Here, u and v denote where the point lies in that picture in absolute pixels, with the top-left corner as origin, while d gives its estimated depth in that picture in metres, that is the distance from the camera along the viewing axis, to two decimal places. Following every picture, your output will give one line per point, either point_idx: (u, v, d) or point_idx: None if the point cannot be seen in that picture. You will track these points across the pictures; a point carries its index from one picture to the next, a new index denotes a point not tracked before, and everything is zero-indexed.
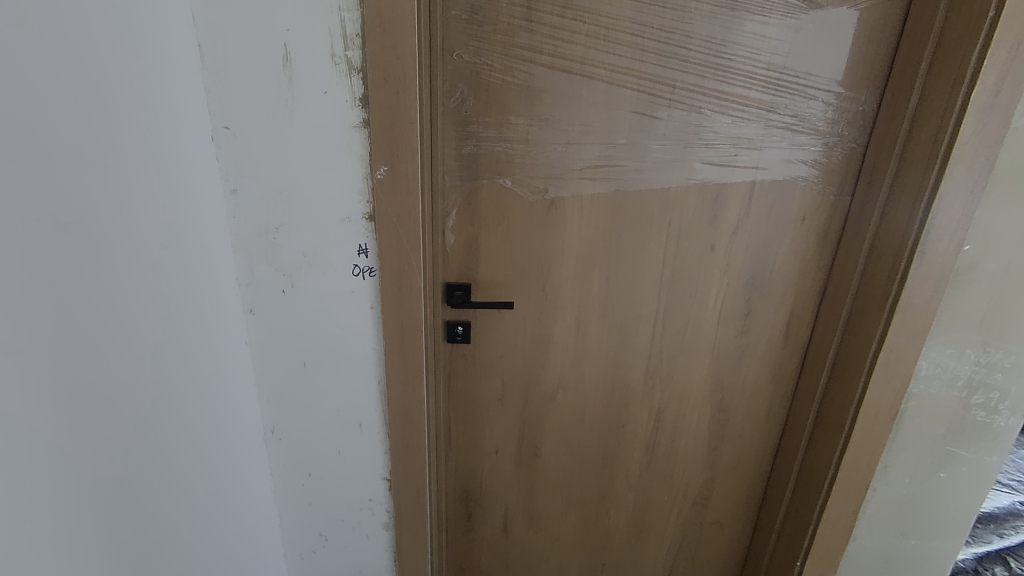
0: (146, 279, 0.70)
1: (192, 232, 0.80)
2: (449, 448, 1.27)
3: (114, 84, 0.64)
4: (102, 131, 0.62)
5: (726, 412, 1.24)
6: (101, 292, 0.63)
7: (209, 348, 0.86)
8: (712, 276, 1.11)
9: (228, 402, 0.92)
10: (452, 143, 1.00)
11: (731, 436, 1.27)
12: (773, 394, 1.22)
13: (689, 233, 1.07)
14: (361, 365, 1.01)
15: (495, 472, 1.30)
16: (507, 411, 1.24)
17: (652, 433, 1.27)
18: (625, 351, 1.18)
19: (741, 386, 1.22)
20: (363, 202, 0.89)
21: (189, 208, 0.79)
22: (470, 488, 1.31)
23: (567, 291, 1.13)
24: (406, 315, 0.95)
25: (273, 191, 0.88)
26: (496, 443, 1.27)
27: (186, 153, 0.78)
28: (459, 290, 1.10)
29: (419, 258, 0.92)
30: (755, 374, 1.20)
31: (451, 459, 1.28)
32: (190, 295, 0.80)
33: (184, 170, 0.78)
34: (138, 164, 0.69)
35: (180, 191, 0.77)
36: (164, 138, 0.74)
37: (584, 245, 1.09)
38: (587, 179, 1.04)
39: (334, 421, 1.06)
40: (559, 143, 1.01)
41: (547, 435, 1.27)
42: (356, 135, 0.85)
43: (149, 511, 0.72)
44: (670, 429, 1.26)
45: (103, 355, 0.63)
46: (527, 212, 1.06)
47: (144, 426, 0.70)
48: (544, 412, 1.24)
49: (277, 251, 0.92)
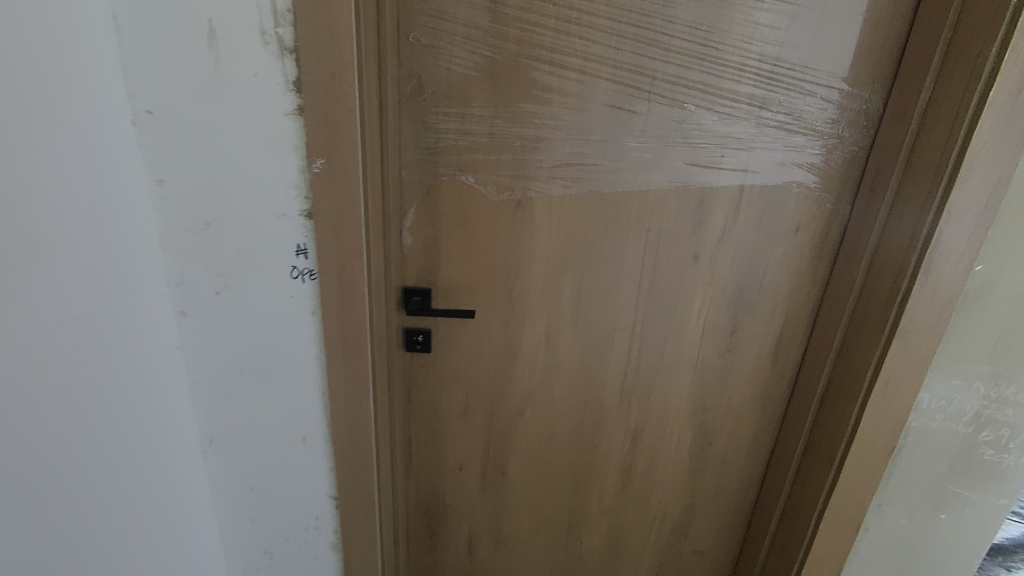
0: (81, 265, 0.65)
1: (125, 217, 0.74)
2: (410, 463, 1.19)
3: (50, 48, 0.58)
4: (30, 99, 0.56)
5: (708, 437, 1.14)
6: (32, 273, 0.57)
7: (144, 343, 0.80)
8: (696, 290, 1.01)
9: (155, 413, 0.83)
10: (408, 135, 0.91)
11: (714, 462, 1.17)
12: (759, 419, 1.12)
13: (671, 242, 0.98)
14: (304, 374, 0.93)
15: (458, 490, 1.22)
16: (472, 426, 1.16)
17: (628, 455, 1.17)
18: (599, 367, 1.09)
19: (726, 409, 1.12)
20: (300, 198, 0.81)
21: (121, 192, 0.73)
22: (432, 505, 1.23)
23: (535, 301, 1.04)
24: (351, 323, 0.87)
25: (201, 183, 0.79)
26: (460, 459, 1.19)
27: (111, 139, 0.70)
28: (417, 295, 1.02)
29: (363, 262, 0.84)
30: (741, 398, 1.10)
31: (412, 473, 1.20)
32: (123, 285, 0.74)
33: (111, 150, 0.70)
34: (71, 138, 0.62)
35: (112, 173, 0.71)
36: (97, 114, 0.67)
37: (554, 250, 0.99)
38: (557, 179, 0.94)
39: (277, 432, 0.98)
40: (527, 139, 0.92)
41: (514, 454, 1.18)
42: (291, 125, 0.77)
43: (84, 513, 0.66)
44: (647, 451, 1.17)
45: (35, 343, 0.58)
46: (492, 213, 0.97)
47: (75, 422, 0.65)
48: (511, 430, 1.16)
49: (209, 249, 0.83)
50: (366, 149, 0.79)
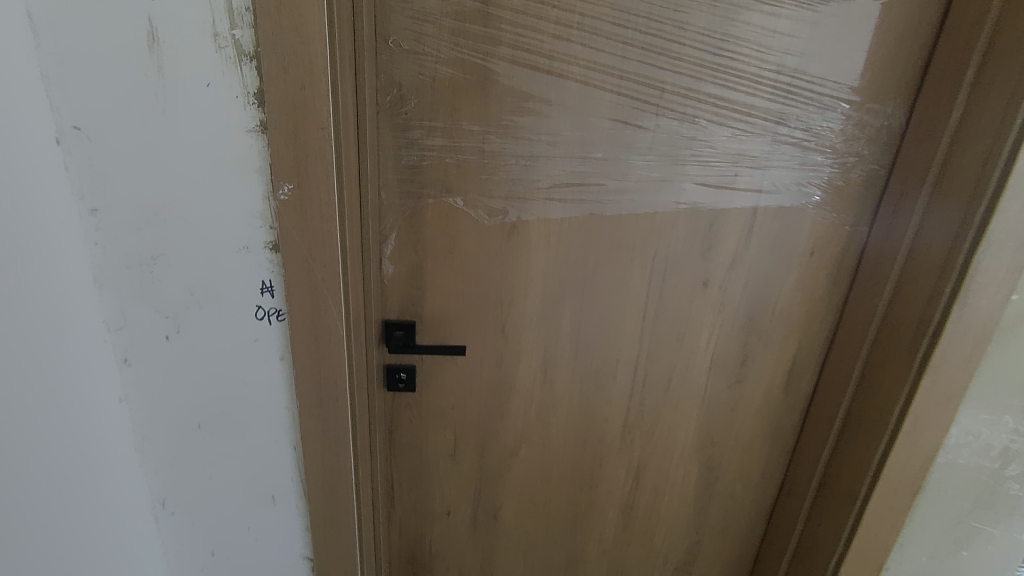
0: None
1: (47, 243, 0.61)
2: (392, 509, 1.08)
3: None
4: None
5: (715, 471, 1.07)
6: None
7: (71, 394, 0.67)
8: (704, 318, 0.94)
9: (91, 484, 0.71)
10: (388, 152, 0.81)
11: (720, 497, 1.10)
12: (768, 450, 1.05)
13: (679, 268, 0.90)
14: (271, 425, 0.81)
15: (446, 537, 1.11)
16: (461, 468, 1.05)
17: (630, 493, 1.09)
18: (600, 402, 1.00)
19: (733, 442, 1.05)
20: (264, 228, 0.69)
21: (41, 214, 0.59)
22: (418, 553, 1.13)
23: (531, 334, 0.94)
24: (326, 370, 0.76)
25: (144, 212, 0.67)
26: (448, 503, 1.09)
27: (33, 161, 0.58)
28: (399, 329, 0.91)
29: (339, 301, 0.72)
30: (750, 429, 1.03)
31: (395, 520, 1.09)
32: (43, 326, 0.61)
33: (28, 163, 0.57)
34: None
35: (29, 192, 0.57)
36: (9, 119, 0.54)
37: (552, 278, 0.90)
38: (556, 201, 0.85)
39: (240, 491, 0.86)
40: (523, 157, 0.82)
41: (507, 496, 1.08)
42: (253, 143, 0.65)
43: None
44: (650, 488, 1.09)
45: None
46: (483, 239, 0.87)
47: None
48: (504, 471, 1.06)
49: (156, 289, 0.71)
50: (344, 171, 0.67)
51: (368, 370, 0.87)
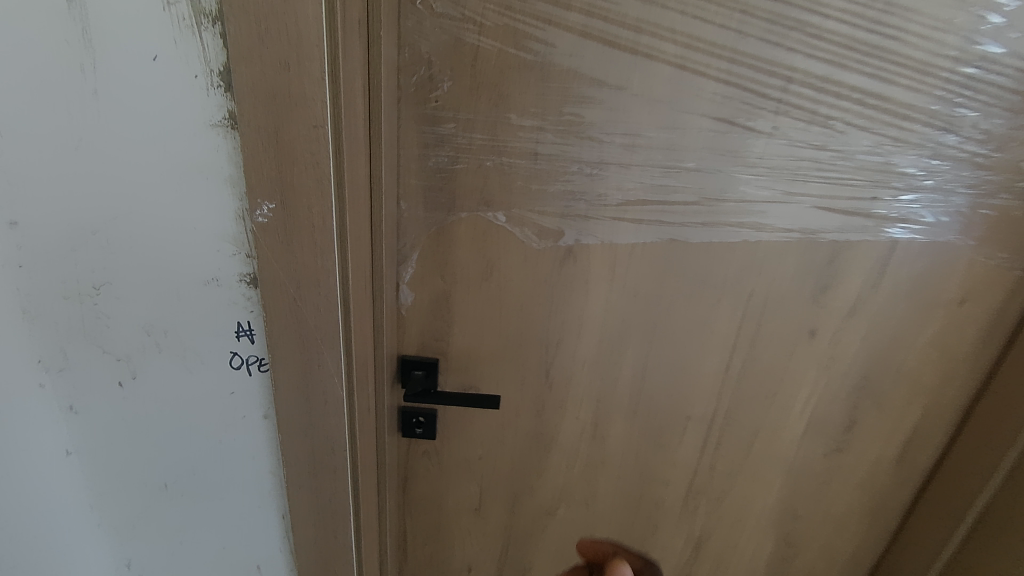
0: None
1: None
2: (404, 563, 0.93)
3: None
4: None
5: (796, 548, 0.89)
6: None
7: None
8: (805, 373, 0.74)
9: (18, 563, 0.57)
10: (413, 150, 0.62)
11: (795, 572, 0.93)
12: (860, 529, 0.87)
13: (779, 313, 0.70)
14: (252, 493, 0.65)
15: None
16: (486, 524, 0.89)
17: (689, 563, 0.92)
18: (659, 461, 0.82)
19: (821, 516, 0.86)
20: (238, 256, 0.50)
21: None
22: None
23: (580, 381, 0.76)
24: (319, 439, 0.58)
25: (81, 229, 0.50)
26: (469, 560, 0.93)
27: None
28: (419, 369, 0.73)
29: (338, 356, 0.54)
30: (846, 504, 0.84)
31: (408, 574, 0.94)
32: None
33: None
34: None
35: None
36: None
37: (612, 317, 0.71)
38: (627, 223, 0.65)
39: (219, 558, 0.70)
40: (590, 163, 0.62)
41: (539, 559, 0.92)
42: (218, 140, 0.46)
43: None
44: (713, 560, 0.92)
45: None
46: (528, 266, 0.68)
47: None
48: (538, 531, 0.89)
49: (102, 325, 0.54)
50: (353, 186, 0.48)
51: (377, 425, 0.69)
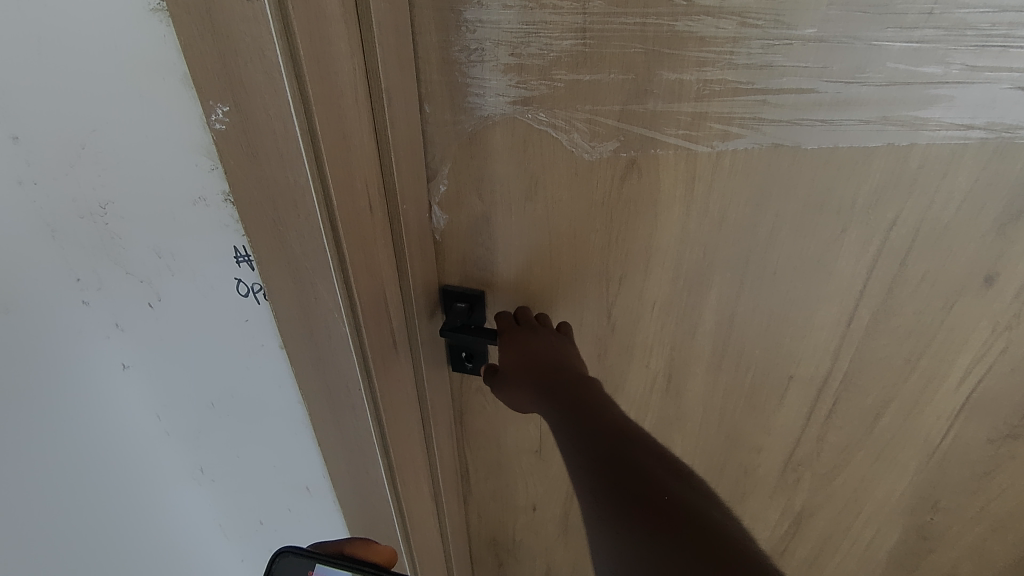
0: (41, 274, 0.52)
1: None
2: (467, 496, 0.91)
3: None
4: None
5: (937, 528, 0.76)
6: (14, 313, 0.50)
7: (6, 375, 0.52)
8: (971, 339, 0.57)
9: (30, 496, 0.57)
10: (428, 36, 0.48)
11: (937, 553, 0.80)
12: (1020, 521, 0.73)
13: (947, 262, 0.53)
14: (288, 417, 0.64)
15: (532, 529, 0.94)
16: (549, 467, 0.83)
17: (793, 529, 0.82)
18: (753, 423, 0.69)
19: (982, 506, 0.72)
20: (216, 171, 0.46)
21: None
22: (501, 537, 0.97)
23: (650, 326, 0.63)
24: (332, 375, 0.54)
25: (71, 143, 0.46)
26: (533, 499, 0.88)
27: None
28: (461, 301, 0.63)
29: (335, 291, 0.47)
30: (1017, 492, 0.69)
31: (471, 505, 0.92)
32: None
33: None
34: None
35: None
36: None
37: (691, 250, 0.56)
38: (713, 125, 0.48)
39: (272, 477, 0.72)
40: (659, 39, 0.45)
41: None
42: (162, 30, 0.40)
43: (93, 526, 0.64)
44: (823, 530, 0.81)
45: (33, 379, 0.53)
46: (581, 183, 0.54)
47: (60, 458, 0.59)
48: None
49: (119, 246, 0.52)
50: (346, 86, 0.40)
51: (414, 367, 0.61)
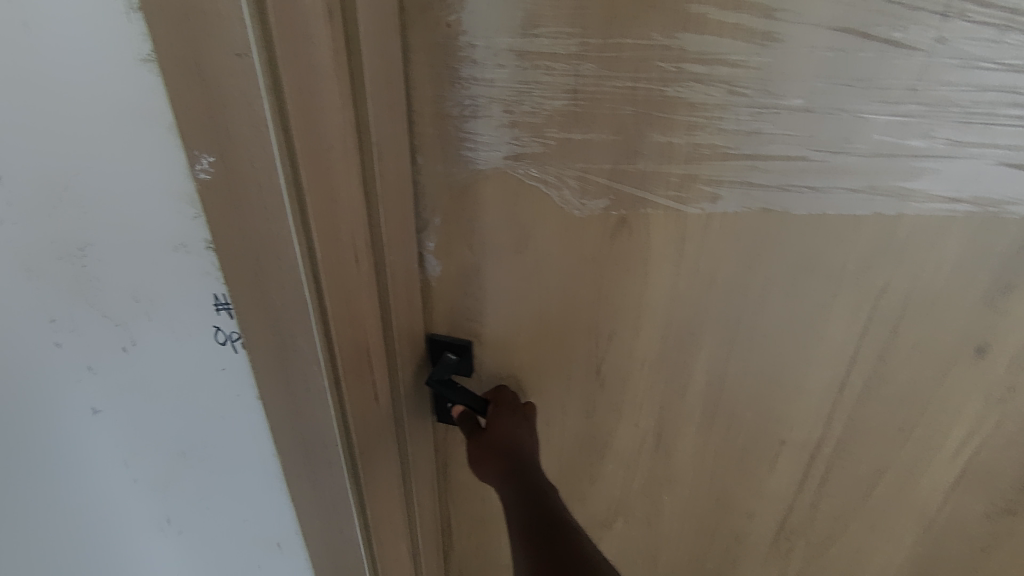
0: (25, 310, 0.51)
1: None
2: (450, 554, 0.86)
3: None
4: None
5: None
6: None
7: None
8: (965, 411, 0.57)
9: None
10: (420, 89, 0.48)
11: None
12: None
13: (938, 332, 0.52)
14: (261, 469, 0.61)
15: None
16: None
17: None
18: (743, 488, 0.67)
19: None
20: (198, 219, 0.46)
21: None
22: None
23: (639, 385, 0.61)
24: (308, 429, 0.52)
25: (52, 183, 0.45)
26: None
27: None
28: (450, 352, 0.61)
29: (314, 342, 0.45)
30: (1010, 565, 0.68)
31: (453, 562, 0.88)
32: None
33: None
34: None
35: None
36: None
37: (681, 309, 0.55)
38: (702, 188, 0.48)
39: (240, 532, 0.68)
40: (649, 102, 0.45)
41: None
42: (150, 80, 0.40)
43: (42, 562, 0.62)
44: None
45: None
46: (570, 239, 0.53)
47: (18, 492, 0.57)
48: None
49: (96, 288, 0.50)
50: (335, 142, 0.39)
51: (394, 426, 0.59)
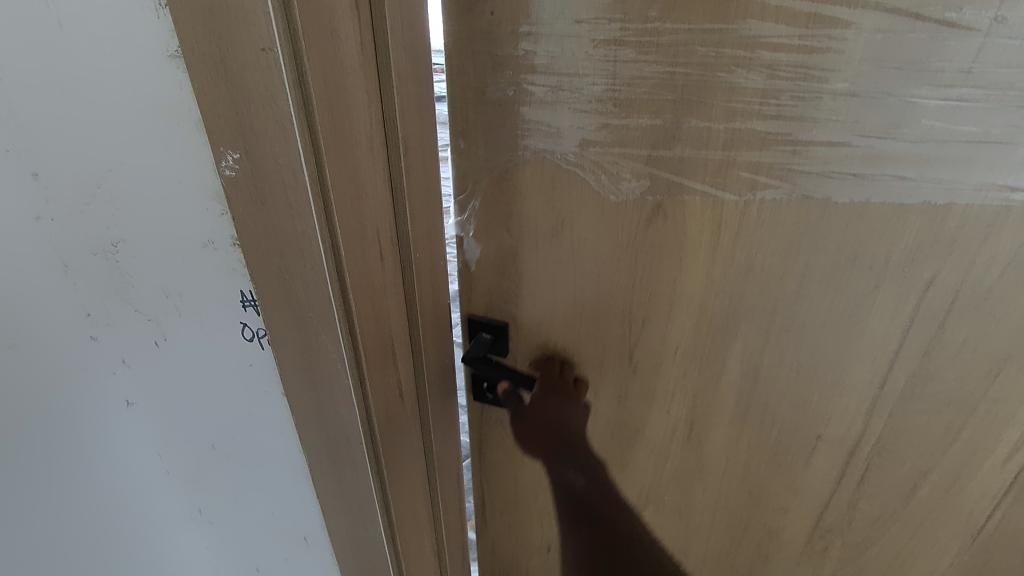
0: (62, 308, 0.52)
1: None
2: (483, 530, 0.86)
3: None
4: None
5: None
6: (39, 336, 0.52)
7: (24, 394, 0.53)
8: (1019, 415, 0.54)
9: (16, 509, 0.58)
10: (462, 75, 0.49)
11: None
12: None
13: (988, 328, 0.49)
14: (289, 464, 0.62)
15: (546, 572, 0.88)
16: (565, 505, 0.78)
17: None
18: (778, 485, 0.65)
19: None
20: (225, 216, 0.45)
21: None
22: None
23: (669, 377, 0.60)
24: (332, 424, 0.52)
25: (86, 179, 0.45)
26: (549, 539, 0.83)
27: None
28: (486, 332, 0.61)
29: (338, 341, 0.45)
30: None
31: (488, 540, 0.87)
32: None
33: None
34: None
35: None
36: None
37: (716, 301, 0.54)
38: (740, 176, 0.47)
39: (268, 524, 0.69)
40: (688, 88, 0.44)
41: None
42: (177, 76, 0.40)
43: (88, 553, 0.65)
44: None
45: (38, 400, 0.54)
46: (607, 226, 0.52)
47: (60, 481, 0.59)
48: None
49: (128, 283, 0.51)
50: (359, 135, 0.39)
51: (420, 423, 0.59)
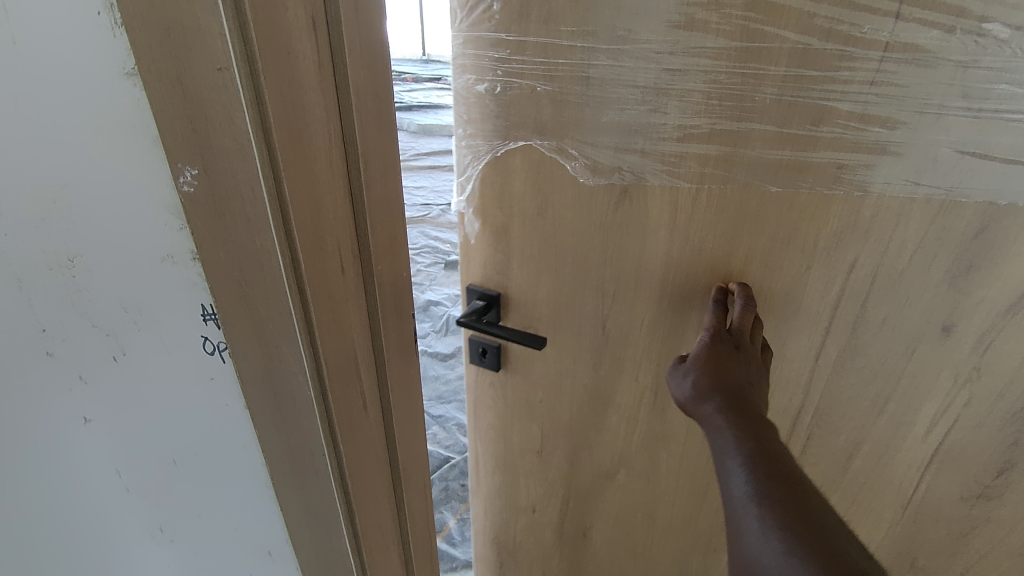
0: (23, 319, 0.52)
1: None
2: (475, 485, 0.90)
3: None
4: None
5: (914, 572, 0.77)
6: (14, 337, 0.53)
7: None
8: (935, 388, 0.60)
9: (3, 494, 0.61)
10: (466, 76, 0.58)
11: None
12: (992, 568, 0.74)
13: (906, 309, 0.56)
14: (252, 476, 0.62)
15: (530, 535, 0.92)
16: (547, 470, 0.82)
17: None
18: None
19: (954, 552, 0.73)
20: (184, 231, 0.46)
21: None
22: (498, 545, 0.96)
23: (636, 348, 0.66)
24: (295, 435, 0.52)
25: (43, 196, 0.46)
26: (532, 500, 0.87)
27: None
28: (480, 300, 0.69)
29: (299, 354, 0.46)
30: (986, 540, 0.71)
31: (480, 499, 0.91)
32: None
33: None
34: None
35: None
36: None
37: (674, 279, 0.59)
38: (693, 165, 0.53)
39: (232, 540, 0.69)
40: (648, 87, 0.51)
41: (599, 519, 0.85)
42: (134, 94, 0.40)
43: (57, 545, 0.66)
44: None
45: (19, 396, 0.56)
46: (585, 204, 0.59)
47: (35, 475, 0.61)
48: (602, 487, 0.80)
49: (85, 298, 0.51)
50: (320, 151, 0.40)
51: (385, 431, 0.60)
